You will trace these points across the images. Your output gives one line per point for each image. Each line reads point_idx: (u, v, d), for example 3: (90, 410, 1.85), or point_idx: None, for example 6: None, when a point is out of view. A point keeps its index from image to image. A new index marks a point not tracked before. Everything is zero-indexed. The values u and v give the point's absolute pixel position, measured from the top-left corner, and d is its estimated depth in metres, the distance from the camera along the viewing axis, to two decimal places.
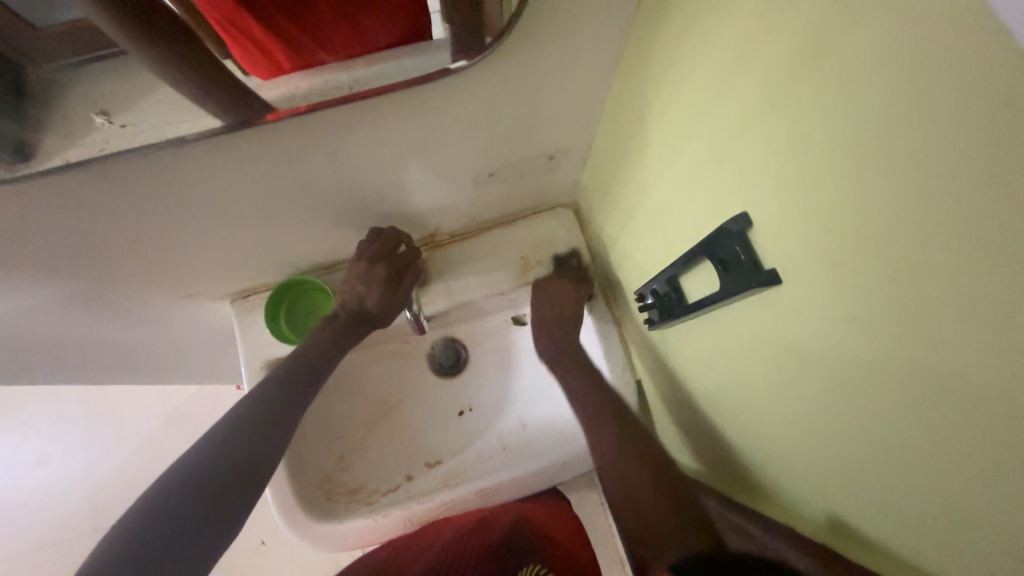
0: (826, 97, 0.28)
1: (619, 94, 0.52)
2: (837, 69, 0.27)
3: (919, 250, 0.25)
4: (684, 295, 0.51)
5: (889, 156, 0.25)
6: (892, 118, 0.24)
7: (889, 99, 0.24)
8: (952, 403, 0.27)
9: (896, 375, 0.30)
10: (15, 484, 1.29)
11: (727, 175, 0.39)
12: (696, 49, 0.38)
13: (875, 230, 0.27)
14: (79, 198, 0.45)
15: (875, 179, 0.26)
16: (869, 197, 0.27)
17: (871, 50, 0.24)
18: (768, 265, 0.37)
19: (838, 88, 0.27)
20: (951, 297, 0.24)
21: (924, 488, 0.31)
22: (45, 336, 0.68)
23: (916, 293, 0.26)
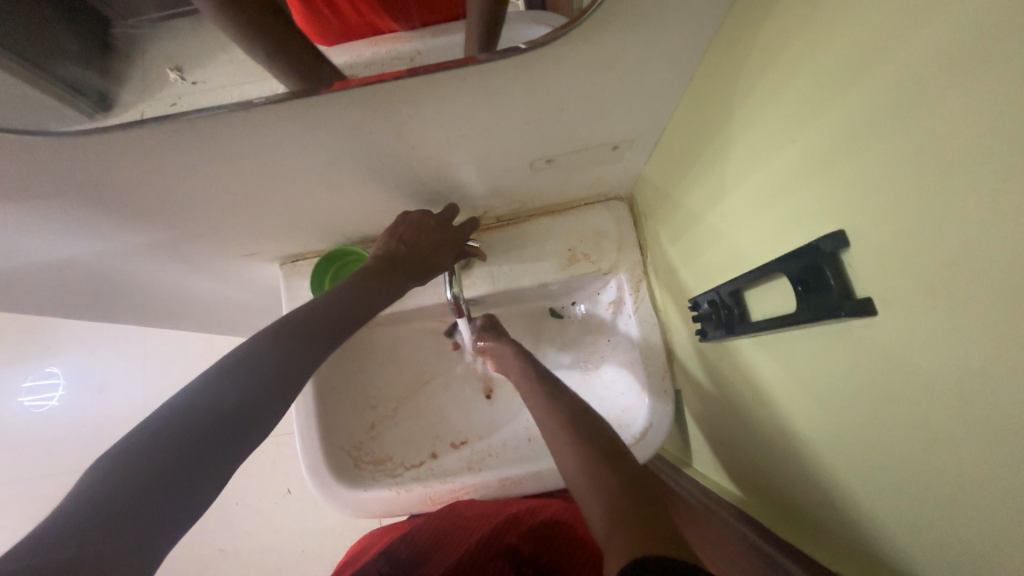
0: (966, 114, 0.24)
1: (699, 89, 0.48)
2: (985, 82, 0.23)
3: None
4: (747, 311, 0.47)
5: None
6: None
7: None
8: None
9: (994, 439, 0.26)
10: (78, 404, 1.42)
11: (821, 187, 0.35)
12: (800, 47, 0.34)
13: (998, 275, 0.24)
14: (153, 155, 0.47)
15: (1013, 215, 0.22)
16: (999, 235, 0.23)
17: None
18: (860, 293, 0.33)
19: (983, 105, 0.23)
20: None
21: (1009, 572, 0.27)
22: (111, 280, 0.72)
23: None
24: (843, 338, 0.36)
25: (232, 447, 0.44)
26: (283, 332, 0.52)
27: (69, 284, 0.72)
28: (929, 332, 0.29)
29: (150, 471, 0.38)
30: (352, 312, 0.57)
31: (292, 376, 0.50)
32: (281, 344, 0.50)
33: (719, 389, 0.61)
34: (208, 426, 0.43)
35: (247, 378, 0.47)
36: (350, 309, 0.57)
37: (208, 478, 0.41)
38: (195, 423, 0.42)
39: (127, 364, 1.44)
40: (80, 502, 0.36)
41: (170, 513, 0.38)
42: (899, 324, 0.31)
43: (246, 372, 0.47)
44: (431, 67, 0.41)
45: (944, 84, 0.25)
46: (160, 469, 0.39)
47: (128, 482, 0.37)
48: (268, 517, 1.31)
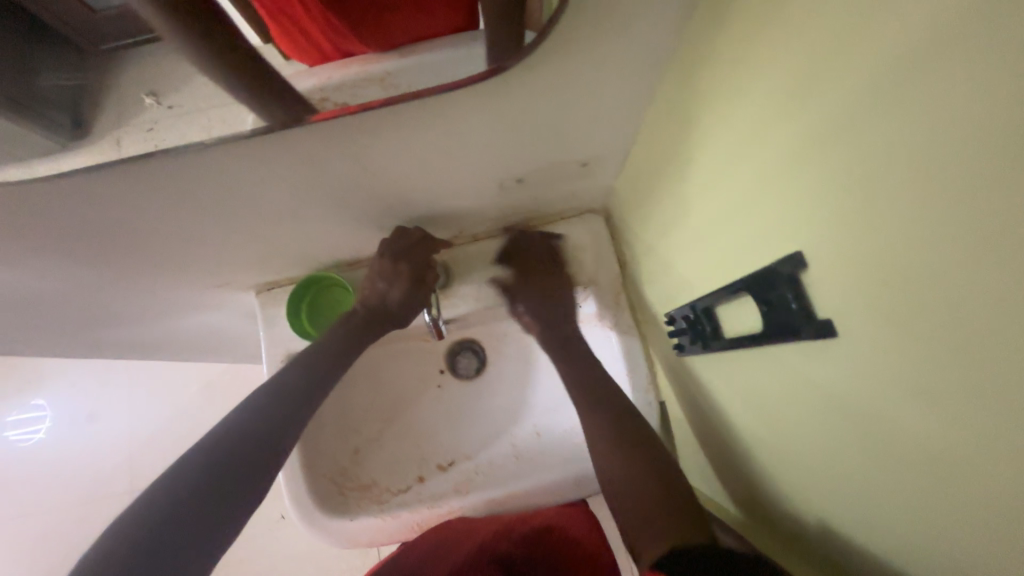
0: (909, 134, 0.24)
1: (660, 107, 0.48)
2: (921, 104, 0.23)
3: (1006, 322, 0.22)
4: (721, 328, 0.47)
5: (990, 216, 0.21)
6: (984, 170, 0.21)
7: (981, 146, 0.20)
8: (1020, 498, 0.23)
9: (961, 458, 0.26)
10: (63, 438, 1.38)
11: (780, 205, 0.35)
12: (751, 65, 0.34)
13: (951, 295, 0.24)
14: (110, 195, 0.45)
15: (959, 237, 0.22)
16: (948, 256, 0.23)
17: (964, 86, 0.21)
18: (821, 314, 0.33)
19: (920, 125, 0.23)
20: None
21: None
22: (81, 317, 0.71)
23: (994, 370, 0.23)
24: (809, 353, 0.36)
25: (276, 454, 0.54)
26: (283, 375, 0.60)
27: (38, 324, 0.70)
28: (886, 349, 0.29)
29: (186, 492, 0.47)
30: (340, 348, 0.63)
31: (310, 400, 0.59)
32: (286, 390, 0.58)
33: (701, 401, 0.60)
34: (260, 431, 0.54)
35: (256, 417, 0.55)
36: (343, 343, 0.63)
37: (219, 527, 0.47)
38: (212, 471, 0.49)
39: (112, 394, 1.42)
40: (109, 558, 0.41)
41: (202, 539, 0.45)
42: (865, 343, 0.30)
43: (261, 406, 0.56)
44: (392, 97, 0.41)
45: (886, 105, 0.25)
46: (177, 524, 0.45)
47: (147, 542, 0.43)
48: (261, 546, 1.29)
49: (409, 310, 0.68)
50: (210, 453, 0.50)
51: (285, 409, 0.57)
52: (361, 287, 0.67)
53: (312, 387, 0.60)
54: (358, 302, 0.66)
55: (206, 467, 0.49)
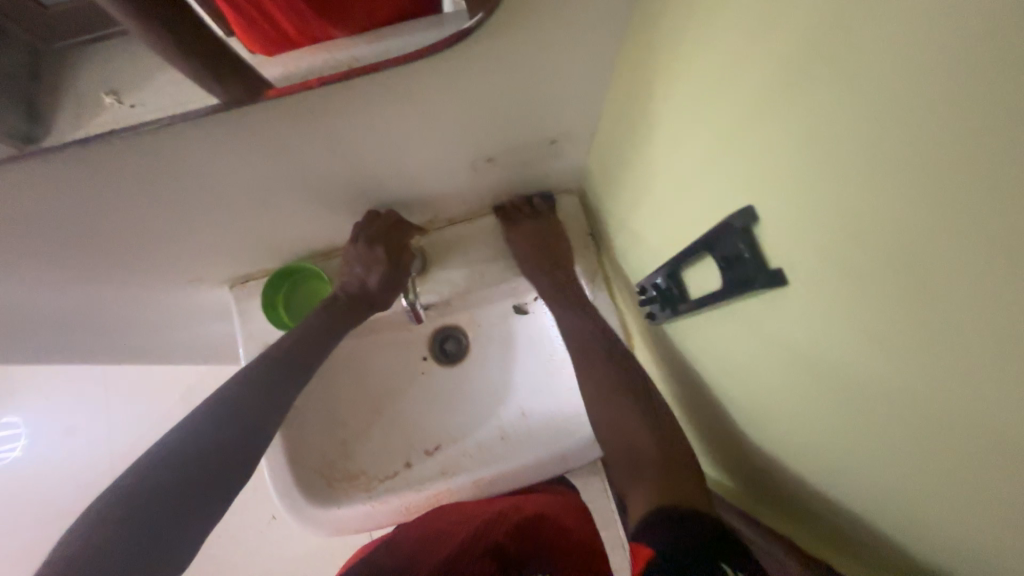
0: (844, 81, 0.25)
1: (622, 79, 0.49)
2: (850, 51, 0.24)
3: (936, 249, 0.23)
4: (687, 290, 0.48)
5: (917, 153, 0.22)
6: (907, 106, 0.22)
7: (903, 83, 0.22)
8: (958, 414, 0.25)
9: (905, 386, 0.28)
10: (40, 455, 1.34)
11: (734, 164, 0.36)
12: (701, 29, 0.35)
13: (886, 230, 0.25)
14: (69, 186, 0.44)
15: (889, 173, 0.24)
16: (883, 193, 0.25)
17: (887, 28, 0.22)
18: (772, 264, 0.35)
19: (851, 70, 0.25)
20: (964, 300, 0.23)
21: (939, 507, 0.29)
22: (47, 321, 0.69)
23: (928, 296, 0.24)
24: (769, 307, 0.38)
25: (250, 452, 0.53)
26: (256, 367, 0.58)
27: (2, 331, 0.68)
28: (834, 291, 0.30)
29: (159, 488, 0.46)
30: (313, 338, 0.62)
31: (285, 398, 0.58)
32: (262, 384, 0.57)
33: (678, 368, 0.62)
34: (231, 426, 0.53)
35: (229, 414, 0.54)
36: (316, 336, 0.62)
37: (197, 516, 0.47)
38: (190, 461, 0.49)
39: (89, 407, 1.38)
40: (85, 545, 0.41)
41: (179, 529, 0.45)
42: (819, 291, 0.32)
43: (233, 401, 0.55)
44: (353, 69, 0.41)
45: (823, 56, 0.26)
46: (154, 512, 0.45)
47: (124, 531, 0.43)
48: (253, 550, 1.27)
49: (390, 294, 0.67)
50: (189, 444, 0.50)
51: (264, 397, 0.56)
52: (341, 273, 0.67)
53: (291, 376, 0.59)
54: (339, 288, 0.66)
55: (185, 456, 0.49)
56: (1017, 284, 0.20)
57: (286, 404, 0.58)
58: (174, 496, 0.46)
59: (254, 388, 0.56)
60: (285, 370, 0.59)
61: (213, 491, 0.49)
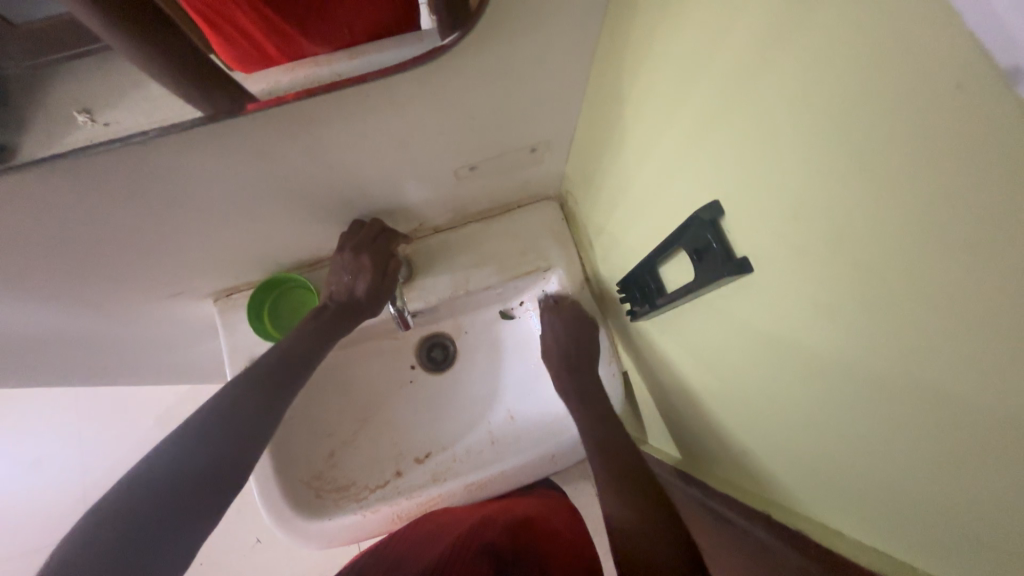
0: (791, 85, 0.28)
1: (597, 89, 0.52)
2: (794, 59, 0.27)
3: (879, 232, 0.26)
4: (663, 285, 0.51)
5: (856, 144, 0.25)
6: (844, 105, 0.25)
7: (839, 86, 0.25)
8: (910, 382, 0.28)
9: (864, 360, 0.30)
10: (7, 487, 1.28)
11: (703, 165, 0.39)
12: (667, 41, 0.38)
13: (836, 217, 0.28)
14: (52, 198, 0.44)
15: (835, 167, 0.27)
16: (831, 184, 0.28)
17: (819, 40, 0.25)
18: (740, 254, 0.38)
19: (796, 75, 0.27)
20: (906, 278, 0.25)
21: (902, 474, 0.31)
22: (21, 340, 0.67)
23: (877, 275, 0.27)
24: (740, 296, 0.40)
25: (241, 462, 0.53)
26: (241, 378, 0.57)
27: None
28: (797, 277, 0.33)
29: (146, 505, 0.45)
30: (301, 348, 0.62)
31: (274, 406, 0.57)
32: (248, 396, 0.56)
33: (661, 364, 0.64)
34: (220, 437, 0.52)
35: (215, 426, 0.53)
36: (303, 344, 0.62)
37: (188, 529, 0.47)
38: (186, 470, 0.49)
39: (60, 434, 1.32)
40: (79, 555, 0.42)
41: (171, 541, 0.45)
42: (782, 277, 0.34)
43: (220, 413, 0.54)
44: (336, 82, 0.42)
45: (772, 62, 0.29)
46: (148, 522, 0.45)
47: (116, 542, 0.43)
48: (237, 575, 1.23)
49: (379, 303, 0.68)
50: (184, 452, 0.50)
51: (258, 405, 0.56)
52: (329, 282, 0.67)
53: (282, 386, 0.59)
54: (327, 297, 0.67)
55: (179, 464, 0.49)
56: (949, 258, 0.23)
57: (278, 416, 0.57)
58: (165, 506, 0.46)
59: (240, 399, 0.56)
60: (272, 379, 0.58)
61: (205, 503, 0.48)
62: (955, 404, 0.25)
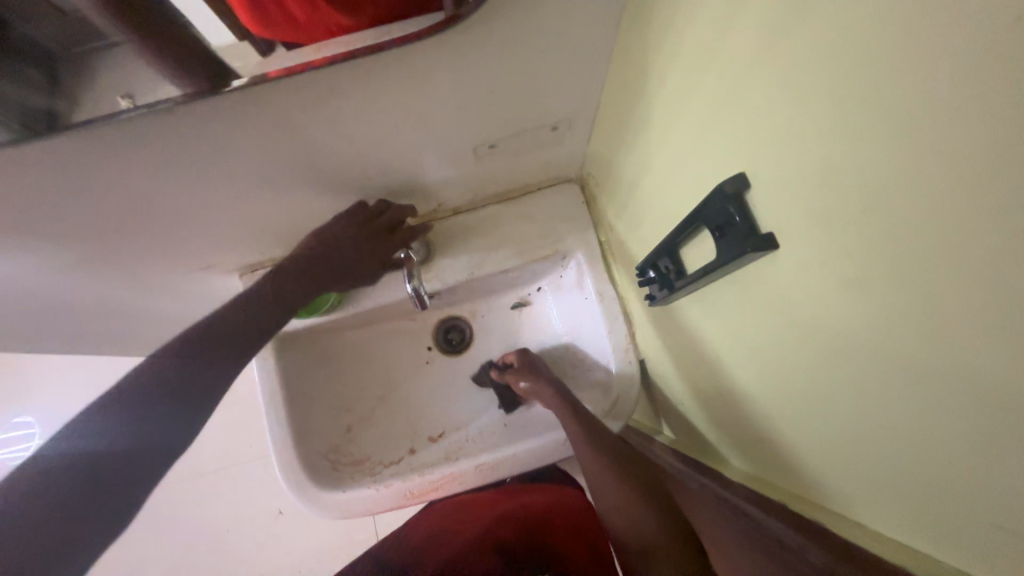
0: (827, 43, 0.26)
1: (621, 63, 0.50)
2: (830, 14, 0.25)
3: (920, 200, 0.24)
4: (684, 268, 0.50)
5: (898, 103, 0.23)
6: (887, 61, 0.23)
7: (881, 40, 0.23)
8: (948, 368, 0.26)
9: (897, 342, 0.28)
10: (53, 449, 1.37)
11: (731, 139, 0.37)
12: (695, 7, 0.36)
13: (872, 185, 0.26)
14: (86, 167, 0.46)
15: (874, 129, 0.25)
16: (869, 148, 0.26)
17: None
18: (765, 229, 0.36)
19: (832, 32, 0.26)
20: (946, 249, 0.23)
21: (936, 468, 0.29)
22: (65, 308, 0.71)
23: (915, 247, 0.25)
24: (765, 278, 0.39)
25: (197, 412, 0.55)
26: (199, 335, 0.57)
27: (22, 317, 0.71)
28: (827, 255, 0.31)
29: (96, 468, 0.46)
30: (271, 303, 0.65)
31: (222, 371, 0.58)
32: (175, 367, 0.53)
33: (680, 352, 0.62)
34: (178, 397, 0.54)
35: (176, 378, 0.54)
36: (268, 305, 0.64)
37: (99, 522, 0.46)
38: (95, 460, 0.46)
39: (100, 402, 1.40)
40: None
41: (82, 532, 0.44)
42: (812, 254, 0.32)
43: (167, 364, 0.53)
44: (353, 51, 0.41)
45: (809, 21, 0.27)
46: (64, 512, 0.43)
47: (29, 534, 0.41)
48: (260, 542, 1.29)
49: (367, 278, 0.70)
50: (97, 439, 0.47)
51: (178, 385, 0.53)
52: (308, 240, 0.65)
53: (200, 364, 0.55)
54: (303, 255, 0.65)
55: (92, 449, 0.46)
56: (996, 226, 0.21)
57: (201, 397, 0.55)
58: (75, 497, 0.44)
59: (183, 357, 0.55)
60: (196, 349, 0.55)
61: (117, 493, 0.47)
62: (994, 390, 0.23)
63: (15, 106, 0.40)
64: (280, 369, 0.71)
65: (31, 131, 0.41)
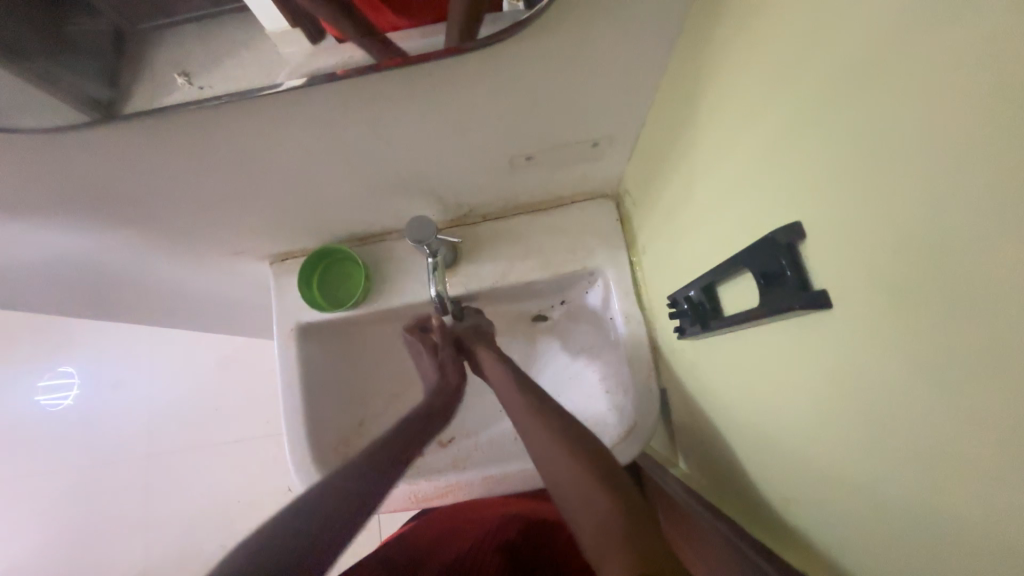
0: (902, 97, 0.24)
1: (670, 86, 0.48)
2: (908, 66, 0.23)
3: (993, 284, 0.21)
4: (720, 306, 0.47)
5: (977, 172, 0.21)
6: (970, 127, 0.21)
7: (963, 104, 0.21)
8: (995, 468, 0.23)
9: (942, 429, 0.26)
10: (88, 404, 1.44)
11: (780, 181, 0.35)
12: (756, 39, 0.34)
13: (934, 258, 0.24)
14: (133, 153, 0.48)
15: (945, 198, 0.22)
16: (938, 218, 0.23)
17: (950, 48, 0.21)
18: (816, 285, 0.33)
19: (909, 87, 0.23)
20: (1014, 342, 0.21)
21: (969, 571, 0.26)
22: (103, 278, 0.74)
23: (977, 333, 0.22)
24: (802, 331, 0.36)
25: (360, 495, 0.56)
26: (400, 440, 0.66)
27: (64, 283, 0.74)
28: (873, 321, 0.29)
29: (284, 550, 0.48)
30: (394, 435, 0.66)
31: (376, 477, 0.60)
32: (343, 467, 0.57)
33: (700, 387, 0.60)
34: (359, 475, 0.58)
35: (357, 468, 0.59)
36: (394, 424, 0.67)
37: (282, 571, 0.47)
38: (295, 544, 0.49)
39: (135, 364, 1.47)
40: None
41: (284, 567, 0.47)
42: (861, 318, 0.30)
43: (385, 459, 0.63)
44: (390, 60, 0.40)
45: (885, 71, 0.25)
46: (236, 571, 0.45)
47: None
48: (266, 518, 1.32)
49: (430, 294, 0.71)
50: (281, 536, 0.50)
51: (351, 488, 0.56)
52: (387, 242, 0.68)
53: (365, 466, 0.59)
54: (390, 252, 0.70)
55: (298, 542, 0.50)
56: None
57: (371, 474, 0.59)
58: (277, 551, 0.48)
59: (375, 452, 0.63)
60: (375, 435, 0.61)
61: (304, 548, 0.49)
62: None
63: (77, 90, 0.41)
64: (300, 359, 0.72)
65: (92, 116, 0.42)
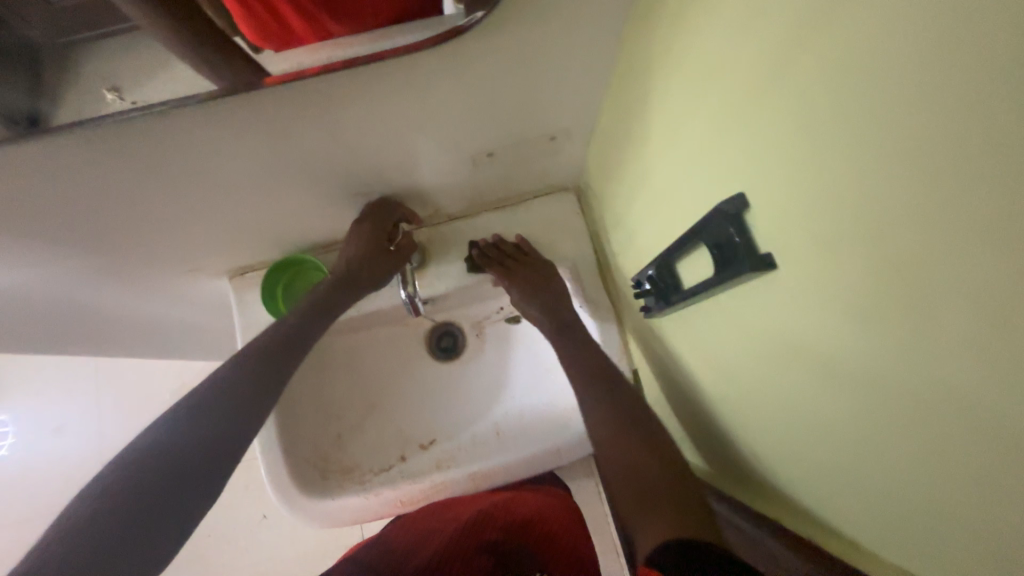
0: (822, 82, 0.28)
1: (621, 79, 0.51)
2: (825, 52, 0.27)
3: (913, 233, 0.25)
4: (680, 281, 0.50)
5: (899, 138, 0.24)
6: (882, 101, 0.24)
7: (872, 82, 0.25)
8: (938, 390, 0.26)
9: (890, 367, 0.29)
10: (25, 453, 1.32)
11: (726, 162, 0.39)
12: (693, 35, 0.38)
13: (865, 216, 0.27)
14: (74, 168, 0.45)
15: (869, 163, 0.26)
16: (863, 182, 0.27)
17: (857, 36, 0.25)
18: (765, 249, 0.36)
19: (827, 71, 0.27)
20: (944, 279, 0.24)
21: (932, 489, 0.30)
22: (42, 311, 0.69)
23: (909, 277, 0.26)
24: (759, 295, 0.39)
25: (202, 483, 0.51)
26: (191, 471, 0.51)
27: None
28: (817, 276, 0.32)
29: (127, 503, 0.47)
30: (252, 405, 0.57)
31: (213, 473, 0.53)
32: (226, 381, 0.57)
33: (673, 362, 0.63)
34: (201, 462, 0.52)
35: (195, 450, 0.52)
36: (245, 391, 0.57)
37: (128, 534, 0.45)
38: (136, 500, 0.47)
39: (79, 403, 1.36)
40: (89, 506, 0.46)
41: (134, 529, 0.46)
42: (805, 275, 0.33)
43: (175, 497, 0.49)
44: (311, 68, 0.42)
45: (806, 55, 0.28)
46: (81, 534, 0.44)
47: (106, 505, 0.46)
48: (242, 551, 1.22)
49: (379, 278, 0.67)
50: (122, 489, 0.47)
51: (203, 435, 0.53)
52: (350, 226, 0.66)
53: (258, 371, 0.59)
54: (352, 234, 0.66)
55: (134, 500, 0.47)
56: (981, 255, 0.22)
57: (252, 415, 0.57)
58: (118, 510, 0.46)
59: (200, 428, 0.53)
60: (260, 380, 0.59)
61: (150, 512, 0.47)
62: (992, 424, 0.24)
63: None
64: None
65: (16, 129, 0.40)
